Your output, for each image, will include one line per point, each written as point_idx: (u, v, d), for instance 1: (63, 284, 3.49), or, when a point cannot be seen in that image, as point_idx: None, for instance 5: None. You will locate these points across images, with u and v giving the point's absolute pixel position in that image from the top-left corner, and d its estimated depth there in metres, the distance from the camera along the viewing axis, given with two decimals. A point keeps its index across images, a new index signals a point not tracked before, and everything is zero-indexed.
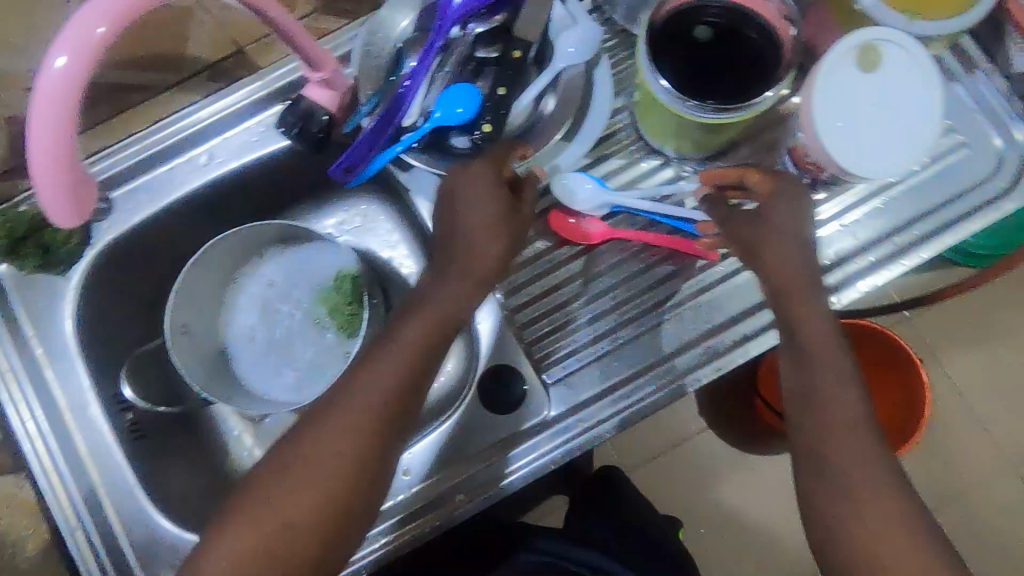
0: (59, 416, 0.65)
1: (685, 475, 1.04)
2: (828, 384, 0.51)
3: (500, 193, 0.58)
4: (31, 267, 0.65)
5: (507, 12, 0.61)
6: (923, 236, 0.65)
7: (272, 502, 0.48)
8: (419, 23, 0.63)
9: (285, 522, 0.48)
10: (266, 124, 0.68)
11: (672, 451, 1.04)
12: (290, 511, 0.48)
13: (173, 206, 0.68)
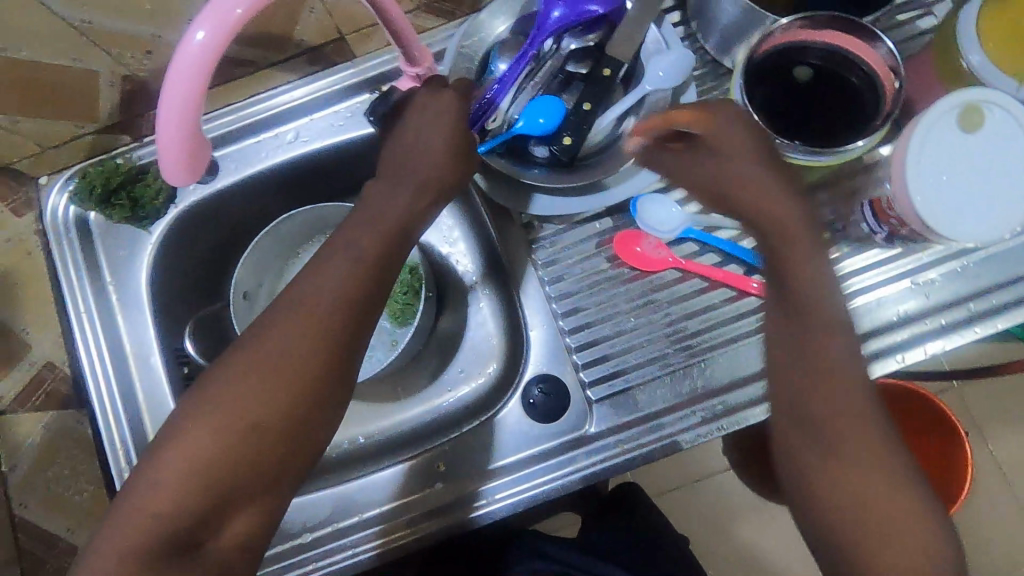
0: (122, 360, 0.68)
1: (702, 513, 1.02)
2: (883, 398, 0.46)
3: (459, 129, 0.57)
4: (118, 217, 0.68)
5: (602, 30, 0.64)
6: (983, 312, 0.63)
7: (227, 398, 0.45)
8: (516, 30, 0.65)
9: (243, 427, 0.45)
10: (352, 110, 0.71)
11: (692, 486, 1.02)
12: (247, 414, 0.45)
13: (255, 176, 0.71)
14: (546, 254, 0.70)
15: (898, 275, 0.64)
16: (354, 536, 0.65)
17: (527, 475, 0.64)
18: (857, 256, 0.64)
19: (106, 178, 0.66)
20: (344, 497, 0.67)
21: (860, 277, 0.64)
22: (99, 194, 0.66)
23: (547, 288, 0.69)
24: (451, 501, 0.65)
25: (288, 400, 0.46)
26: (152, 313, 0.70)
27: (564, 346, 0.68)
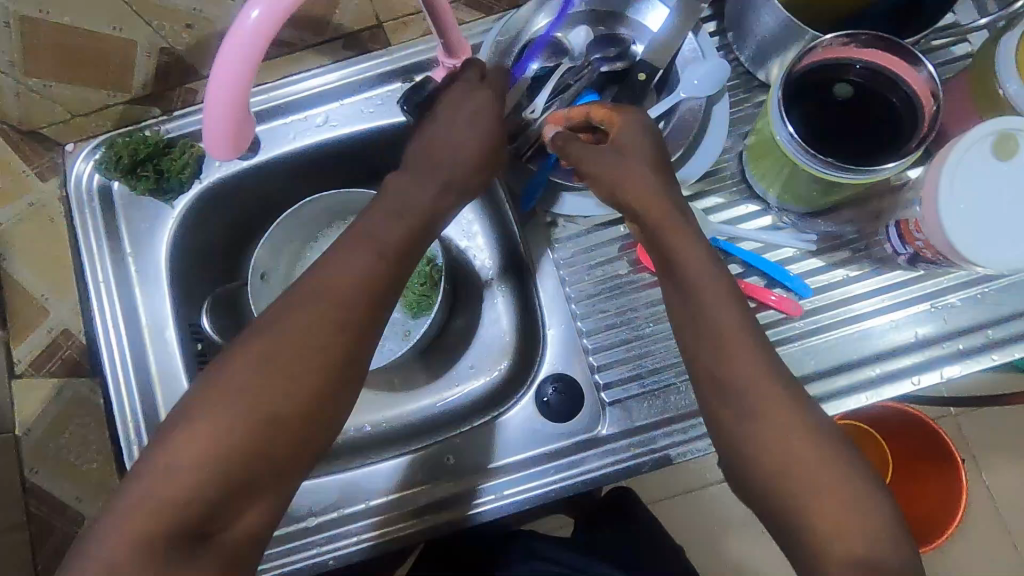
0: (138, 333, 0.68)
1: (695, 523, 1.02)
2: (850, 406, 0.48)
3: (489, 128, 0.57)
4: (142, 189, 0.68)
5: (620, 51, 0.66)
6: (993, 342, 0.64)
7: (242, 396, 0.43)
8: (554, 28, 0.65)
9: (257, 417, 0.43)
10: (383, 98, 0.71)
11: (686, 496, 1.03)
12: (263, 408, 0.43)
13: (281, 157, 0.71)
14: (567, 254, 0.70)
15: (907, 301, 0.65)
16: (360, 523, 0.65)
17: (538, 472, 0.65)
18: (860, 281, 0.65)
19: (133, 150, 0.67)
20: (347, 484, 0.67)
21: (859, 303, 0.65)
22: (124, 164, 0.67)
23: (568, 288, 0.69)
24: (460, 493, 0.65)
25: (311, 379, 0.45)
26: (171, 288, 0.70)
27: (580, 346, 0.68)
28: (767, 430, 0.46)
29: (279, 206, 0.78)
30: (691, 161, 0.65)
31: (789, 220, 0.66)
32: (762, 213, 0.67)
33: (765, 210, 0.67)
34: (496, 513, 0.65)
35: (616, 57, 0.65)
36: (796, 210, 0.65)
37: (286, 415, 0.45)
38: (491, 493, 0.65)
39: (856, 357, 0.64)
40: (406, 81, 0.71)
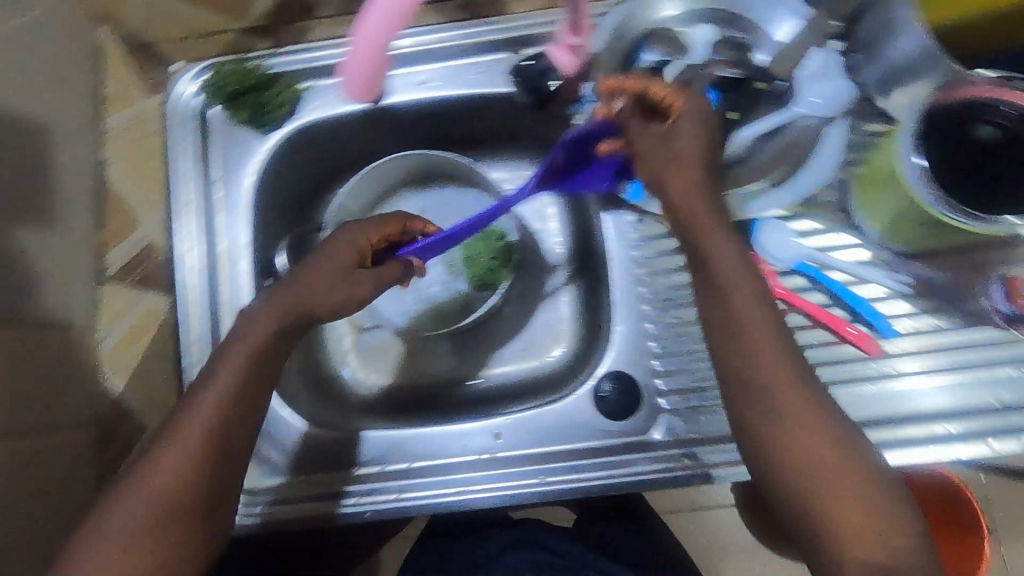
0: (215, 259, 0.69)
1: (698, 547, 1.01)
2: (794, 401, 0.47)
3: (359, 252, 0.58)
4: (240, 119, 0.69)
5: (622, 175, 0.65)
6: None
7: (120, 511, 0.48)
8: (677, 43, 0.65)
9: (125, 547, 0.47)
10: (487, 65, 0.70)
11: (695, 519, 1.01)
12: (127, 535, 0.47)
13: (375, 110, 0.71)
14: (647, 254, 0.70)
15: (985, 364, 0.61)
16: (397, 482, 0.65)
17: (580, 466, 0.63)
18: (928, 335, 0.62)
19: (237, 82, 0.69)
20: (391, 441, 0.67)
21: (913, 358, 0.62)
22: (227, 93, 0.69)
23: (644, 288, 0.69)
24: (493, 471, 0.65)
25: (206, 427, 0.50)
26: (249, 221, 0.70)
27: (646, 348, 0.67)
28: (783, 437, 0.46)
29: (362, 159, 0.78)
30: (796, 182, 0.64)
31: (884, 257, 0.64)
32: (857, 245, 0.65)
33: (860, 243, 0.65)
34: (519, 501, 0.63)
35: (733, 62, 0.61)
36: (895, 247, 0.63)
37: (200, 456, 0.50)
38: (528, 477, 0.64)
39: (898, 413, 0.61)
40: (514, 52, 0.69)
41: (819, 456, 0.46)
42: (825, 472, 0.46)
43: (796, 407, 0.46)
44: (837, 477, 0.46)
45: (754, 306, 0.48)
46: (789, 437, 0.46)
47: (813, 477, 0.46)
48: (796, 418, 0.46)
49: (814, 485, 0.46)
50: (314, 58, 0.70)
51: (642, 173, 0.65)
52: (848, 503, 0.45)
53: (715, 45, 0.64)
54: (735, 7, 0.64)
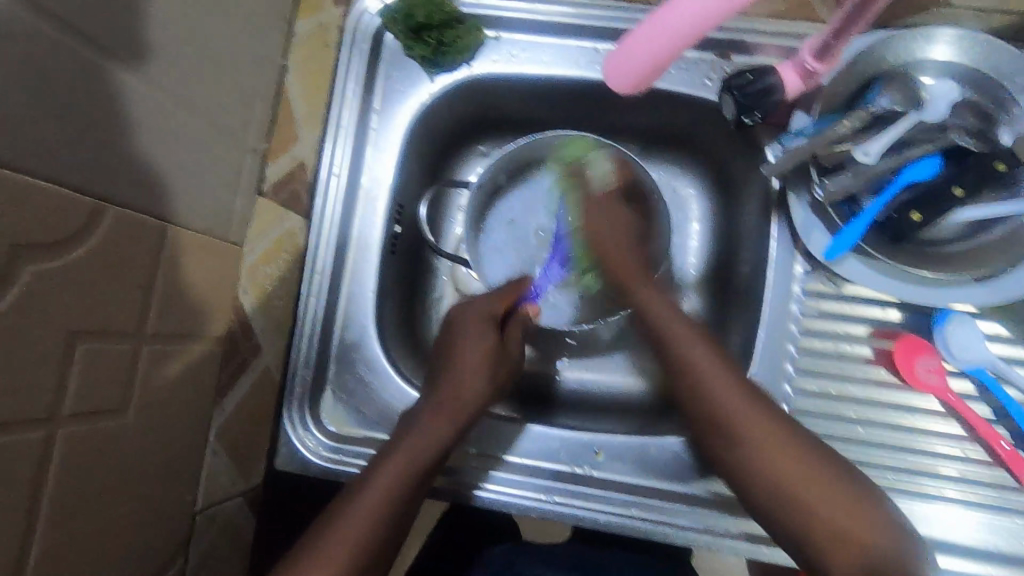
0: (353, 190, 0.63)
1: None
2: (766, 461, 0.52)
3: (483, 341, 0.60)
4: (416, 53, 0.63)
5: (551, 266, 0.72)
6: None
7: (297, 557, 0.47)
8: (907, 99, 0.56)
9: None
10: (688, 62, 0.63)
11: None
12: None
13: (558, 80, 0.65)
14: (808, 311, 0.61)
15: None
16: (480, 471, 0.62)
17: (681, 511, 0.60)
18: None
19: (428, 13, 0.61)
20: (487, 423, 0.64)
21: (952, 487, 0.58)
22: (413, 22, 0.61)
23: (793, 346, 0.61)
24: (596, 493, 0.61)
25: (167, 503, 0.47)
26: (396, 163, 0.64)
27: (780, 392, 0.60)
28: (755, 458, 0.52)
29: (514, 123, 0.72)
30: (1000, 281, 0.56)
31: None
32: None
33: None
34: (605, 527, 0.60)
35: (973, 134, 0.55)
36: None
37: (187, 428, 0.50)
38: (622, 506, 0.60)
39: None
40: (721, 57, 0.62)
41: (796, 483, 0.50)
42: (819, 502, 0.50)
43: (748, 426, 0.53)
44: (837, 514, 0.49)
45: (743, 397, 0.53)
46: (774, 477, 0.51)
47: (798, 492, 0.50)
48: (775, 465, 0.51)
49: (773, 474, 0.51)
50: (508, 5, 0.63)
51: (847, 234, 0.56)
52: (836, 511, 0.49)
53: (956, 105, 0.56)
54: (994, 74, 0.56)
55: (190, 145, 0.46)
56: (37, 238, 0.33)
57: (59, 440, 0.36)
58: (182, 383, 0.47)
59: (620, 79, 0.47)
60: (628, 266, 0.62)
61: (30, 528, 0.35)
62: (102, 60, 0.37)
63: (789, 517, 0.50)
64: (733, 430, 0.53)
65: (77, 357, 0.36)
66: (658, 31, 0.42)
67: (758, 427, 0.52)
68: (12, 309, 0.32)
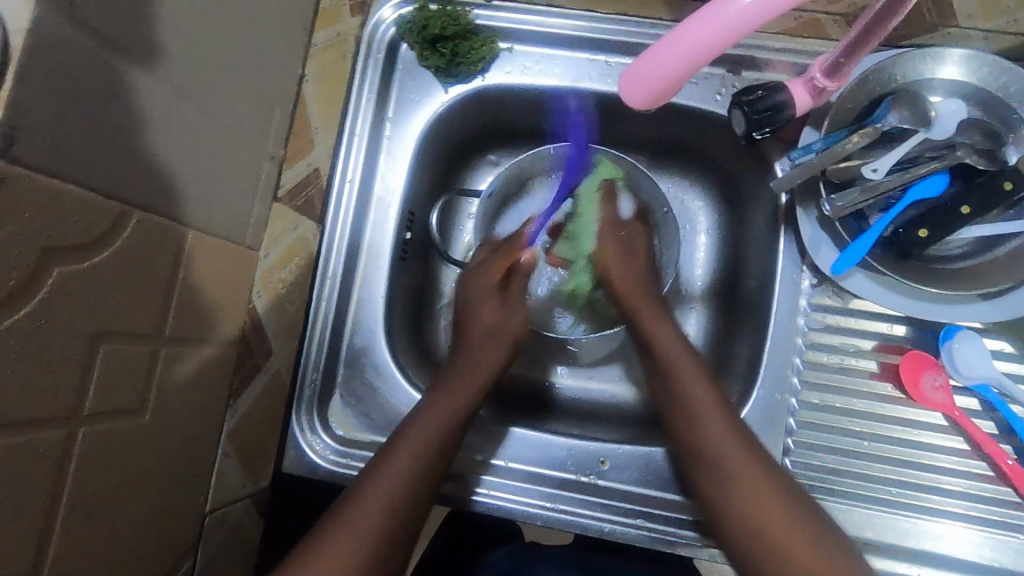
0: (366, 197, 0.64)
1: None
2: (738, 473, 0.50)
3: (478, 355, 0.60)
4: (431, 64, 0.63)
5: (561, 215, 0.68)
6: None
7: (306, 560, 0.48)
8: (916, 118, 0.56)
9: None
10: (698, 78, 0.64)
11: None
12: None
13: (570, 92, 0.66)
14: (814, 325, 0.62)
15: None
16: (486, 478, 0.62)
17: (686, 521, 0.60)
18: None
19: (443, 25, 0.62)
20: (493, 430, 0.64)
21: (957, 503, 0.58)
22: (428, 34, 0.62)
23: (799, 359, 0.61)
24: (601, 501, 0.61)
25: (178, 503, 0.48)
26: (408, 171, 0.65)
27: (786, 407, 0.61)
28: (726, 476, 0.51)
29: (524, 134, 0.73)
30: (1006, 299, 0.57)
31: None
32: None
33: None
34: (610, 536, 0.60)
35: (983, 152, 0.55)
36: None
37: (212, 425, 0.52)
38: (627, 516, 0.61)
39: (906, 546, 0.57)
40: (731, 73, 0.63)
41: (749, 500, 0.49)
42: (767, 518, 0.48)
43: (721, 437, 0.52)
44: (791, 542, 0.47)
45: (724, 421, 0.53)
46: (736, 493, 0.50)
47: (748, 505, 0.49)
48: (733, 473, 0.50)
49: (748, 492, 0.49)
50: (521, 18, 0.65)
51: (854, 249, 0.57)
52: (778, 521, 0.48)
53: (962, 123, 0.56)
54: (1002, 93, 0.56)
55: (210, 150, 0.47)
56: (66, 240, 0.34)
57: (79, 438, 0.36)
58: (196, 385, 0.47)
59: (638, 98, 0.44)
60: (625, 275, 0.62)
61: (49, 525, 0.35)
62: (131, 66, 0.38)
63: (745, 541, 0.48)
64: (710, 460, 0.52)
65: (101, 357, 0.37)
66: (707, 27, 0.39)
67: (732, 451, 0.51)
68: (39, 310, 0.33)
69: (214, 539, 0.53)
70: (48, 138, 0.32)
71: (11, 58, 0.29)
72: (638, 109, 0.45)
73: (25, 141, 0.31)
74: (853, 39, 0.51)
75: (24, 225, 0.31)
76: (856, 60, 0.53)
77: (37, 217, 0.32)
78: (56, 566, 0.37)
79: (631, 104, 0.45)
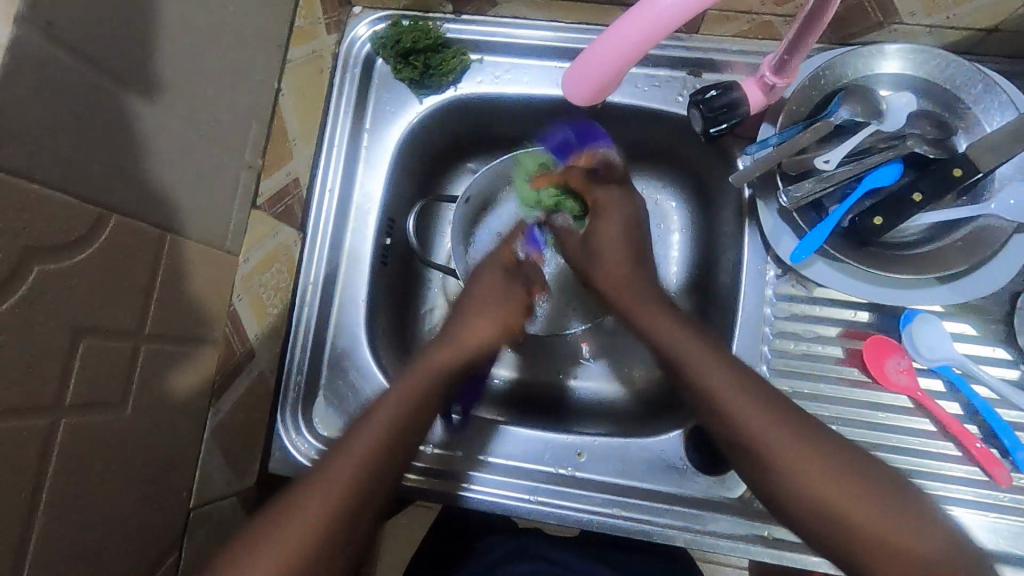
0: (346, 206, 0.67)
1: None
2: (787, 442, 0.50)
3: (454, 353, 0.62)
4: (404, 76, 0.66)
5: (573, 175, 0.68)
6: None
7: None
8: (868, 109, 0.58)
9: None
10: (661, 81, 0.67)
11: None
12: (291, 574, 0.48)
13: (540, 99, 0.68)
14: (779, 314, 0.64)
15: None
16: (467, 473, 0.64)
17: (663, 510, 0.61)
18: None
19: (415, 39, 0.64)
20: (472, 426, 0.66)
21: (930, 484, 0.59)
22: (401, 48, 0.65)
23: (767, 348, 0.63)
24: (578, 492, 0.63)
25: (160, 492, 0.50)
26: (387, 179, 0.68)
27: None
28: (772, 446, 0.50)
29: (499, 140, 0.75)
30: (963, 281, 0.58)
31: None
32: (1007, 363, 0.60)
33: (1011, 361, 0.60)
34: (588, 525, 0.61)
35: (933, 141, 0.57)
36: None
37: (194, 423, 0.54)
38: (606, 505, 0.62)
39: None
40: (692, 76, 0.66)
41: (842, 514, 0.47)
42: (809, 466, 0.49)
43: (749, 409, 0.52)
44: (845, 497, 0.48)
45: (779, 425, 0.51)
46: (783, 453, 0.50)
47: (846, 514, 0.47)
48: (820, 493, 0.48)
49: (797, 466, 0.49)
50: (490, 30, 0.67)
51: (813, 237, 0.59)
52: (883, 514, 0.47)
53: (913, 115, 0.59)
54: (949, 85, 0.59)
55: (186, 161, 0.50)
56: (44, 241, 0.36)
57: (60, 429, 0.39)
58: (176, 383, 0.50)
59: (580, 91, 0.49)
60: None
61: (33, 505, 0.38)
62: (108, 81, 0.41)
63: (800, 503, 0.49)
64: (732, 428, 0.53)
65: (81, 351, 0.40)
66: (641, 21, 0.42)
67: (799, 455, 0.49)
68: (21, 305, 0.35)
69: (199, 534, 0.55)
70: (30, 145, 0.35)
71: None
72: (581, 100, 0.50)
73: (4, 149, 0.33)
74: (793, 38, 0.54)
75: (4, 226, 0.34)
76: (799, 57, 0.55)
77: (17, 218, 0.34)
78: (40, 545, 0.39)
79: (572, 94, 0.50)
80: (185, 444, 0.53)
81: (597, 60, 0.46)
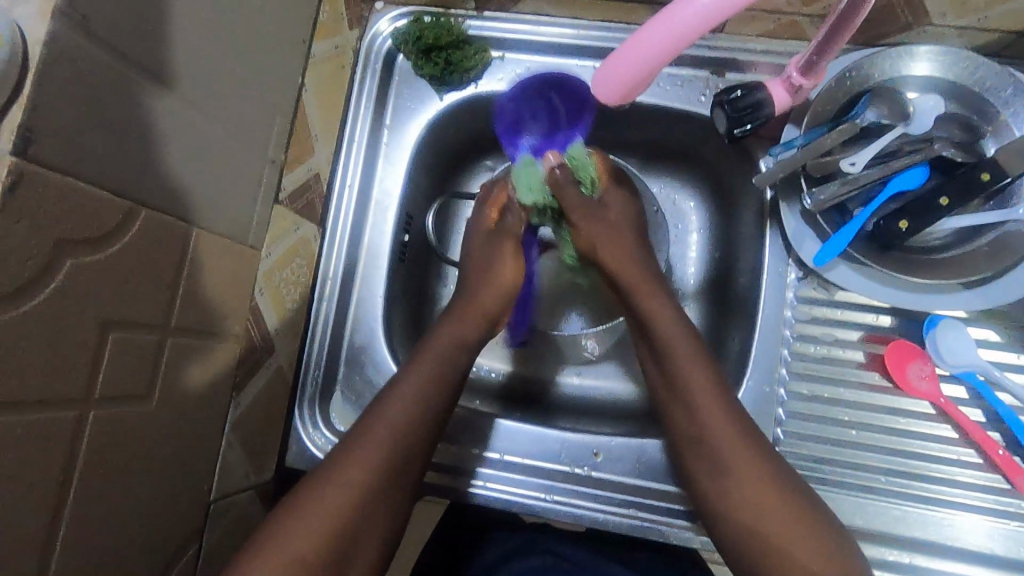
0: (365, 201, 0.66)
1: None
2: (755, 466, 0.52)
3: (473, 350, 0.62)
4: (425, 73, 0.66)
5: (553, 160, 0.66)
6: None
7: None
8: (898, 112, 0.58)
9: None
10: (683, 81, 0.66)
11: None
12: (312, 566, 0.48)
13: (561, 97, 0.68)
14: (799, 317, 0.63)
15: None
16: (483, 470, 0.64)
17: (679, 512, 0.61)
18: None
19: (437, 35, 0.64)
20: (490, 424, 0.66)
21: (950, 491, 0.59)
22: (422, 44, 0.64)
23: (786, 350, 0.63)
24: (594, 491, 0.63)
25: (179, 484, 0.50)
26: (406, 175, 0.67)
27: (772, 414, 0.62)
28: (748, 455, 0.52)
29: None
30: (989, 287, 0.58)
31: None
32: None
33: None
34: (602, 525, 0.61)
35: (961, 144, 0.57)
36: None
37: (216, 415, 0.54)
38: (621, 505, 0.62)
39: (899, 534, 0.58)
40: (715, 75, 0.66)
41: (797, 560, 0.48)
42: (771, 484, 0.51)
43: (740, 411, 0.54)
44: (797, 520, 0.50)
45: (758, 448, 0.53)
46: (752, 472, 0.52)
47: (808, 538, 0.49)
48: (778, 535, 0.49)
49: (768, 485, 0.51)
50: (513, 27, 0.67)
51: (835, 241, 0.58)
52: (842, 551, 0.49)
53: (940, 118, 0.58)
54: (978, 88, 0.58)
55: (212, 155, 0.50)
56: (77, 234, 0.37)
57: (88, 420, 0.40)
58: (200, 375, 0.51)
59: (609, 92, 0.48)
60: (622, 268, 0.62)
61: (63, 495, 0.39)
62: (139, 76, 0.41)
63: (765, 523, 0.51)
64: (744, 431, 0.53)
65: (109, 344, 0.40)
66: (672, 25, 0.42)
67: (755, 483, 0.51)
68: (53, 297, 0.36)
69: (218, 527, 0.55)
70: (65, 140, 0.35)
71: (30, 68, 0.33)
72: (610, 101, 0.49)
73: (41, 142, 0.34)
74: (820, 38, 0.53)
75: (39, 219, 0.34)
76: (826, 58, 0.54)
77: (52, 211, 0.35)
78: (68, 534, 0.40)
79: (602, 96, 0.49)
80: (206, 438, 0.53)
81: (626, 62, 0.45)
